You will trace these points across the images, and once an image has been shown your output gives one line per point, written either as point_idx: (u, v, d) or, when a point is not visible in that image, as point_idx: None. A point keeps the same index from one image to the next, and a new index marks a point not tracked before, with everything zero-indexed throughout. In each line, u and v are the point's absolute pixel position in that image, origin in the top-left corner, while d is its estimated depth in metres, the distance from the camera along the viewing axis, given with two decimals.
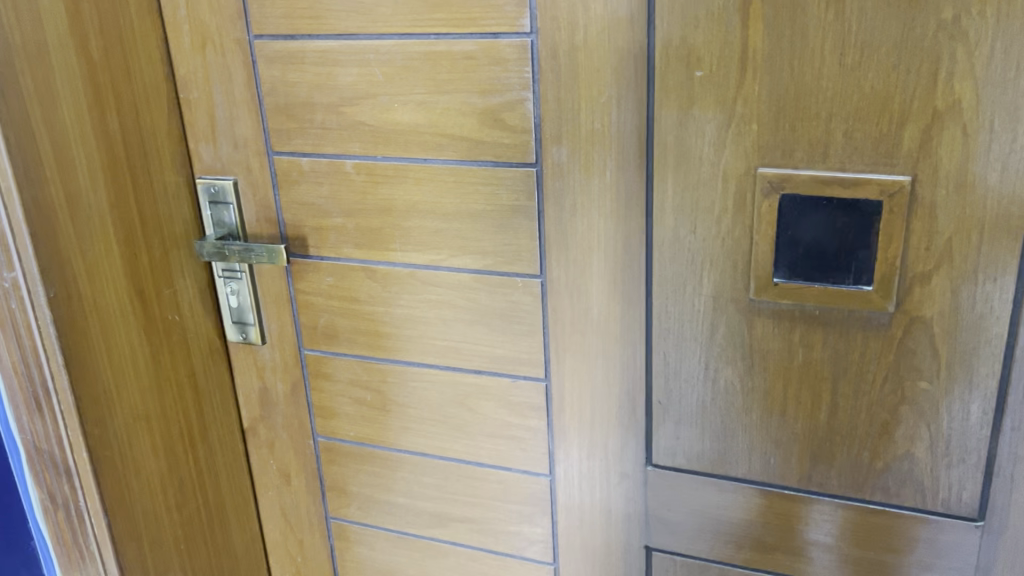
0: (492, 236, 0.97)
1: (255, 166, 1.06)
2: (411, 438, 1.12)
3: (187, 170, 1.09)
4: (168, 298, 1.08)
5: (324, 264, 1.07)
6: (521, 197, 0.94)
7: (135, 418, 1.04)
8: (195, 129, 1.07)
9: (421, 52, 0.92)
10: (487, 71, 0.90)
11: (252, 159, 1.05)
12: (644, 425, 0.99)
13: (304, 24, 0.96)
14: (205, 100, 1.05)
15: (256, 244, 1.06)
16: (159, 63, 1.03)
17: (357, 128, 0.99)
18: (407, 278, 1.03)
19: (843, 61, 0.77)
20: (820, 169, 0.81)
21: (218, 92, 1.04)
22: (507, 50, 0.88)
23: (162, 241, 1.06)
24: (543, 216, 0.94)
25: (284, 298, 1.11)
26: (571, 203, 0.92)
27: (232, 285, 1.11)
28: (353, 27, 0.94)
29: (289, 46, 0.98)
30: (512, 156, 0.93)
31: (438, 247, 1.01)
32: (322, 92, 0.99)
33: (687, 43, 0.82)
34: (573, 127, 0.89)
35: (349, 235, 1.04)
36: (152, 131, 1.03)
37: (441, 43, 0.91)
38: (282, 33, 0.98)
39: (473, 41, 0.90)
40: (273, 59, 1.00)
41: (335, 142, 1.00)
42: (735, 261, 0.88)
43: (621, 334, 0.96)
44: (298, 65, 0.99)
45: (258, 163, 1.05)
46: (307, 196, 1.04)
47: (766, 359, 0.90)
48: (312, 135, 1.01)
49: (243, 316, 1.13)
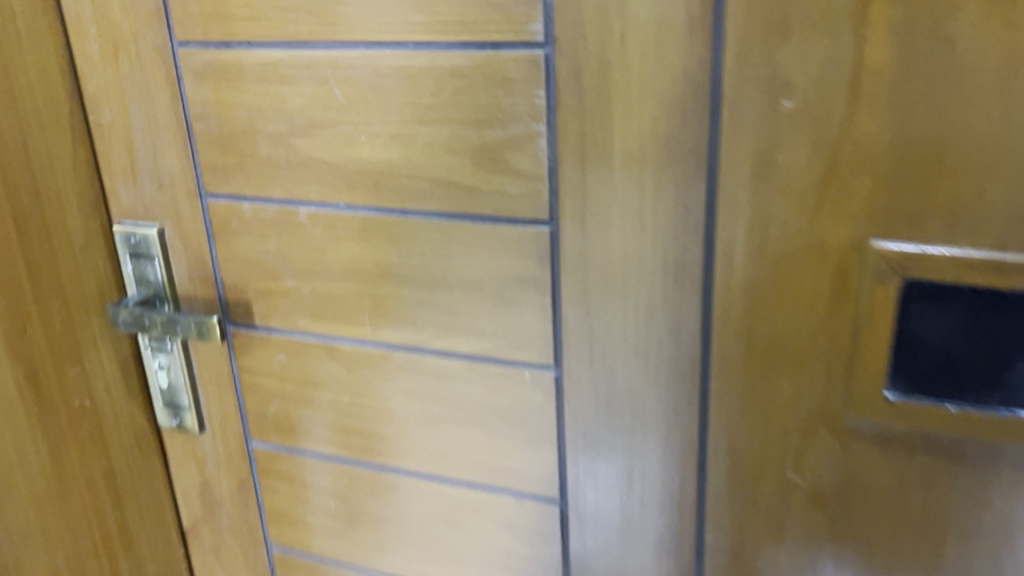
0: (491, 313, 0.73)
1: (186, 212, 0.81)
2: (388, 559, 0.87)
3: (103, 210, 0.85)
4: (73, 378, 0.83)
5: (274, 338, 0.83)
6: (529, 264, 0.70)
7: (30, 540, 0.79)
8: (111, 160, 0.82)
9: (395, 68, 0.67)
10: (485, 95, 0.65)
11: (182, 201, 0.81)
12: (692, 568, 0.74)
13: (242, 27, 0.72)
14: (123, 124, 0.80)
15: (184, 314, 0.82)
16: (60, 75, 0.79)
17: (313, 166, 0.74)
18: (379, 361, 0.79)
19: (1012, 92, 0.52)
20: (963, 246, 0.56)
21: (136, 114, 0.79)
22: (513, 66, 0.64)
23: (66, 306, 0.81)
24: (560, 291, 0.69)
25: (227, 378, 0.87)
26: (600, 276, 0.67)
27: (161, 358, 0.87)
28: (304, 32, 0.69)
29: (223, 58, 0.74)
30: (517, 210, 0.68)
31: (420, 325, 0.76)
32: (267, 118, 0.74)
33: (773, 59, 0.56)
34: (603, 175, 0.64)
35: (304, 303, 0.80)
36: (55, 167, 0.79)
37: (422, 55, 0.66)
38: (213, 38, 0.73)
39: (466, 54, 0.65)
40: (203, 73, 0.75)
41: (284, 184, 0.76)
42: (831, 366, 0.62)
43: (664, 451, 0.70)
44: (236, 82, 0.74)
45: (189, 207, 0.81)
46: (251, 252, 0.80)
47: (869, 500, 0.65)
48: (256, 175, 0.77)
49: (180, 396, 0.89)
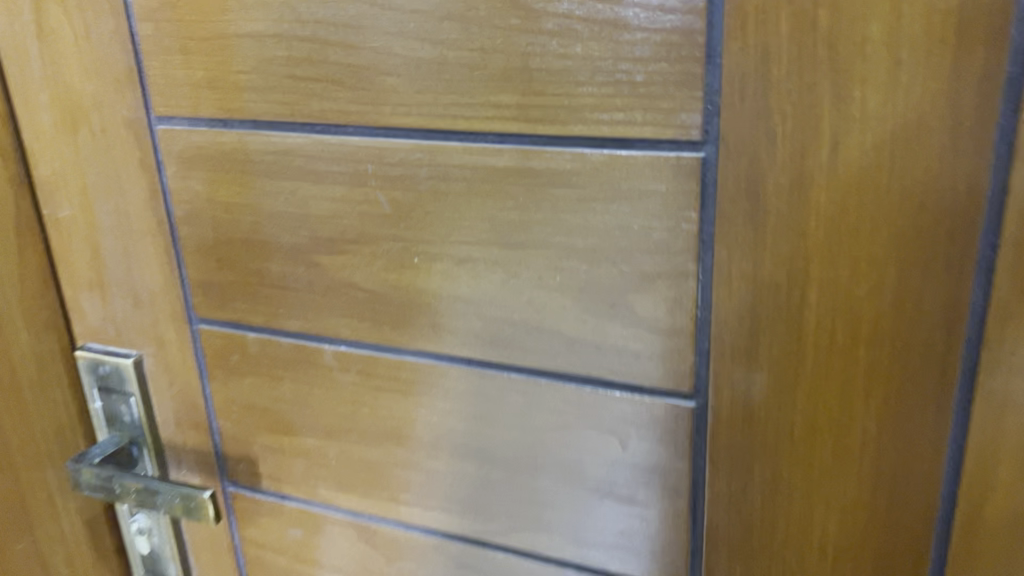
0: (596, 509, 0.50)
1: (172, 339, 0.60)
2: None
3: (63, 329, 0.64)
4: (20, 559, 0.62)
5: (287, 508, 0.61)
6: (658, 450, 0.47)
7: None
8: (72, 266, 0.62)
9: (466, 168, 0.47)
10: (601, 212, 0.44)
11: (166, 325, 0.60)
12: None
13: (246, 102, 0.51)
14: (88, 222, 0.60)
15: (165, 482, 0.61)
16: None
17: (342, 294, 0.53)
18: (431, 552, 0.57)
19: None
20: None
21: (104, 209, 0.59)
22: (647, 174, 0.42)
23: (10, 464, 0.60)
24: (704, 494, 0.47)
25: (226, 550, 0.66)
26: (769, 479, 0.45)
27: (140, 520, 0.67)
28: (334, 111, 0.49)
29: (219, 141, 0.53)
30: (645, 375, 0.46)
31: (491, 514, 0.54)
32: (279, 226, 0.53)
33: None
34: (786, 338, 0.42)
35: (329, 468, 0.58)
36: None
37: (507, 151, 0.45)
38: (204, 113, 0.52)
39: (574, 153, 0.44)
40: (191, 160, 0.54)
41: (303, 314, 0.54)
42: None
43: None
44: (236, 175, 0.53)
45: (176, 334, 0.60)
46: (257, 396, 0.59)
47: None
48: (264, 299, 0.55)
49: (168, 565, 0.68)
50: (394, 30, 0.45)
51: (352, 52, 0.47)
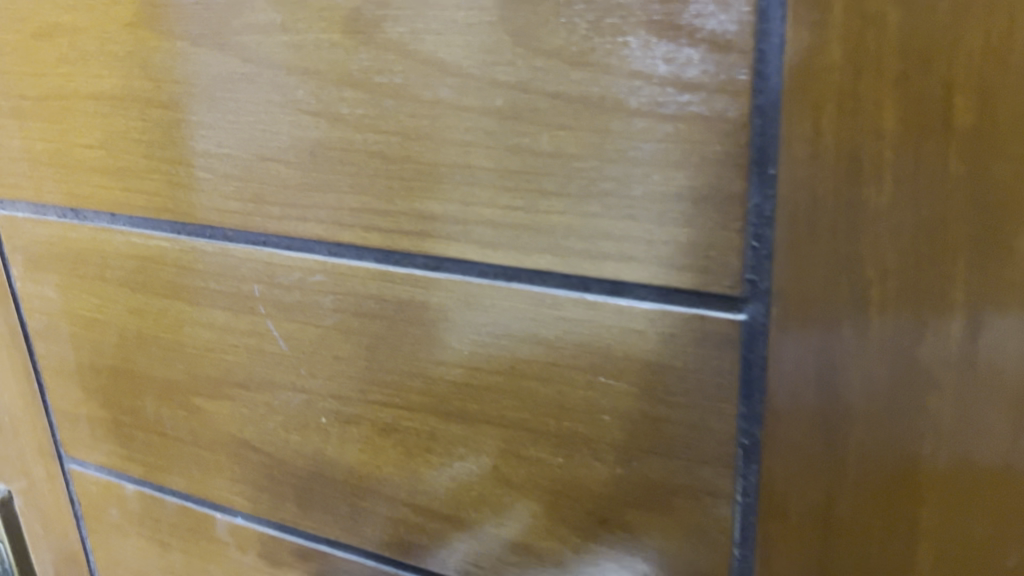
0: None
1: (42, 478, 0.46)
2: None
3: None
4: None
5: None
6: None
7: None
8: None
9: (387, 302, 0.31)
10: (581, 386, 0.28)
11: (34, 460, 0.46)
12: None
13: (98, 189, 0.36)
14: None
15: None
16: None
17: (234, 454, 0.38)
18: None
19: None
20: None
21: None
22: (653, 339, 0.26)
23: None
24: None
25: None
26: None
27: None
28: (205, 208, 0.33)
29: (69, 238, 0.38)
30: None
31: None
32: (152, 357, 0.38)
33: None
34: None
35: None
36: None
37: (443, 284, 0.30)
38: (49, 199, 0.38)
39: (540, 296, 0.28)
40: (39, 259, 0.39)
41: (188, 472, 0.40)
42: None
43: None
44: (93, 283, 0.38)
45: (45, 472, 0.46)
46: (143, 563, 0.44)
47: None
48: (141, 446, 0.41)
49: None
50: (277, 98, 0.30)
51: (224, 126, 0.31)
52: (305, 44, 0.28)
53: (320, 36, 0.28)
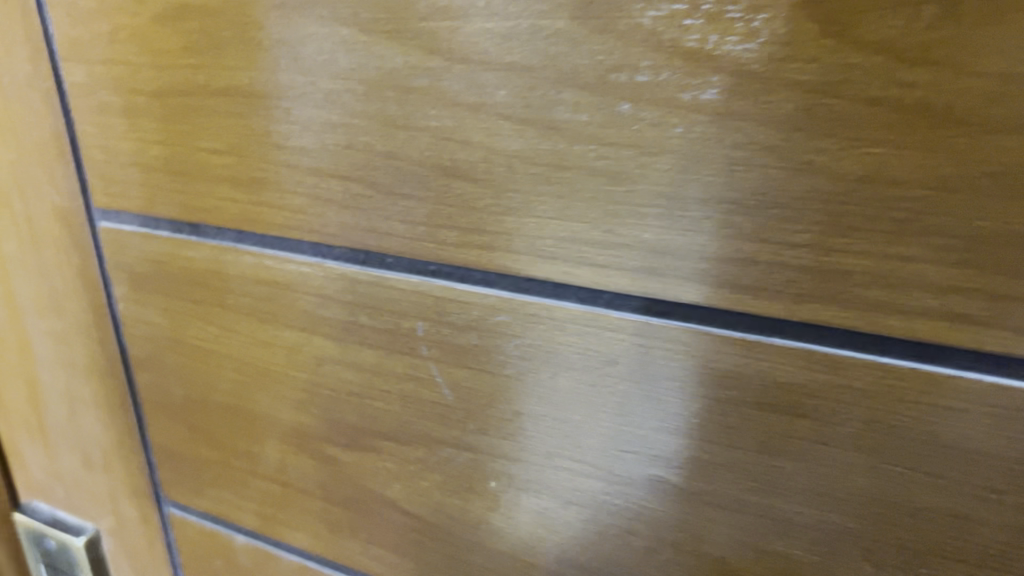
0: None
1: (134, 520, 0.41)
2: None
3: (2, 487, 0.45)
4: None
5: None
6: None
7: None
8: (5, 404, 0.43)
9: (589, 352, 0.25)
10: (857, 470, 0.23)
11: (126, 501, 0.41)
12: None
13: (225, 203, 0.30)
14: (22, 348, 0.40)
15: None
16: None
17: (373, 514, 0.32)
18: None
19: None
20: None
21: (37, 330, 0.39)
22: (973, 418, 0.21)
23: None
24: None
25: None
26: None
27: None
28: (363, 229, 0.28)
29: (185, 258, 0.32)
30: None
31: None
32: (277, 397, 0.33)
33: None
34: None
35: None
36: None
37: (669, 334, 0.24)
38: (161, 212, 0.32)
39: (810, 358, 0.22)
40: (146, 280, 0.34)
41: (313, 529, 0.34)
42: None
43: None
44: (211, 311, 0.33)
45: (138, 514, 0.41)
46: None
47: None
48: (255, 496, 0.35)
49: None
50: (470, 99, 0.24)
51: (394, 132, 0.26)
52: (516, 33, 0.23)
53: (540, 23, 0.22)
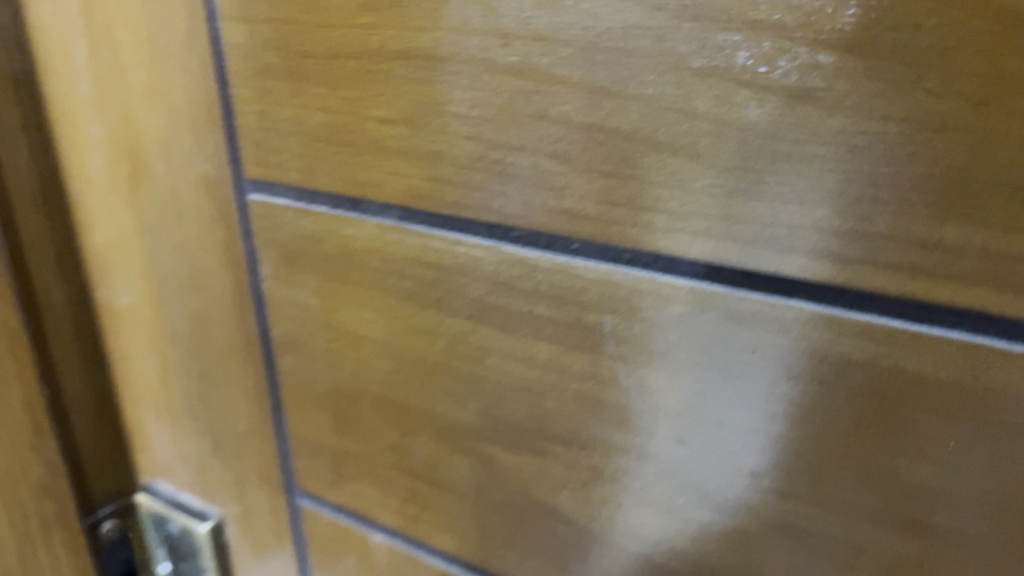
0: None
1: (262, 510, 0.39)
2: None
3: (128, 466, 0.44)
4: None
5: None
6: None
7: None
8: (134, 380, 0.41)
9: (819, 360, 0.22)
10: None
11: (254, 489, 0.39)
12: None
13: (393, 177, 0.28)
14: (156, 322, 0.39)
15: None
16: (42, 255, 0.38)
17: (535, 521, 0.30)
18: None
19: None
20: None
21: (173, 305, 0.38)
22: None
23: None
24: None
25: None
26: None
27: None
28: (551, 209, 0.25)
29: (344, 234, 0.31)
30: None
31: None
32: (434, 388, 0.31)
33: None
34: None
35: None
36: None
37: (926, 345, 0.20)
38: (322, 185, 0.30)
39: None
40: (299, 257, 0.32)
41: (463, 532, 0.32)
42: None
43: None
44: (368, 292, 0.31)
45: (266, 503, 0.39)
46: None
47: None
48: (403, 492, 0.33)
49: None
50: (701, 63, 0.21)
51: (599, 101, 0.23)
52: None
53: None
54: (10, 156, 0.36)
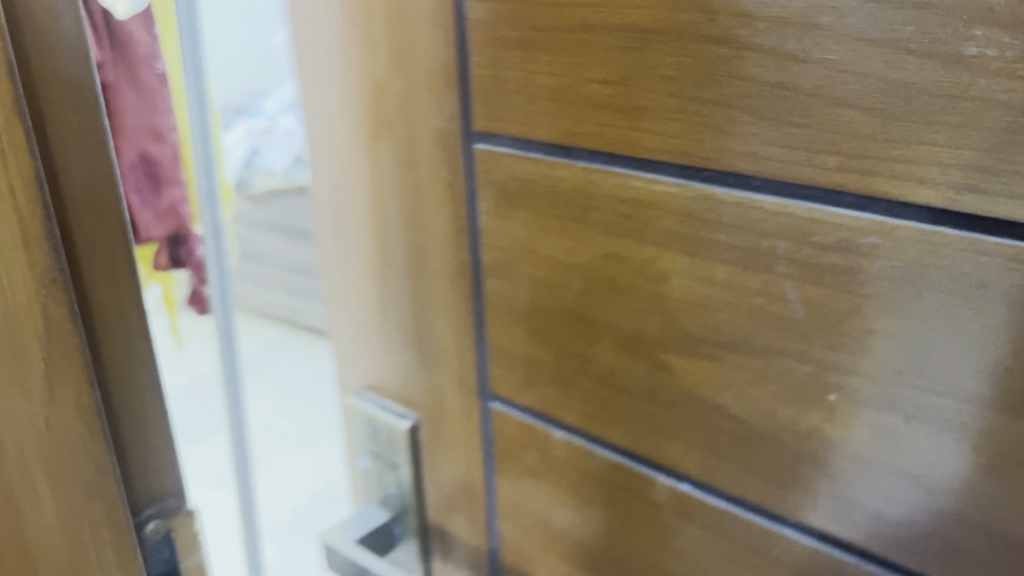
0: None
1: (456, 412, 0.47)
2: None
3: (345, 372, 0.53)
4: None
5: None
6: None
7: None
8: (355, 300, 0.50)
9: (961, 276, 0.28)
10: None
11: (451, 394, 0.47)
12: None
13: (602, 128, 0.35)
14: (379, 252, 0.47)
15: None
16: (111, 248, 0.30)
17: (700, 418, 0.36)
18: None
19: None
20: None
21: (396, 237, 0.46)
22: None
23: None
24: None
25: None
26: None
27: None
28: (738, 154, 0.31)
29: (556, 176, 0.38)
30: None
31: None
32: (621, 304, 0.37)
33: None
34: None
35: None
36: (79, 497, 0.30)
37: None
38: (540, 136, 0.37)
39: None
40: (513, 195, 0.40)
41: (635, 428, 0.39)
42: None
43: None
44: (570, 224, 0.38)
45: (461, 406, 0.47)
46: (552, 509, 0.44)
47: None
48: (585, 395, 0.40)
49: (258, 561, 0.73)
50: (876, 35, 0.27)
51: (788, 66, 0.29)
52: None
53: None
54: (60, 129, 0.28)
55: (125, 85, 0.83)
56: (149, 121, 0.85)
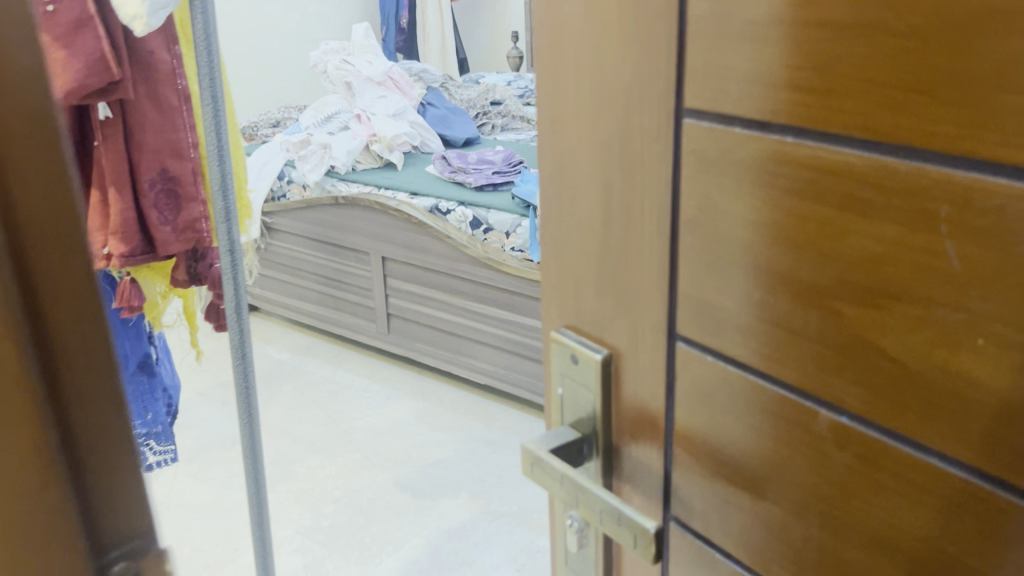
0: None
1: (647, 348, 0.55)
2: None
3: (554, 312, 0.63)
4: None
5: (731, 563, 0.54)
6: None
7: None
8: (568, 249, 0.60)
9: None
10: None
11: (644, 333, 0.55)
12: None
13: (798, 107, 0.42)
14: (592, 208, 0.56)
15: (600, 491, 0.54)
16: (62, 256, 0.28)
17: (862, 358, 0.42)
18: None
19: None
20: None
21: (609, 196, 0.55)
22: None
23: None
24: None
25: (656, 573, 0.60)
26: None
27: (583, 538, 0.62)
28: (913, 131, 0.37)
29: (754, 148, 0.45)
30: None
31: None
32: (799, 258, 0.44)
33: None
34: None
35: (791, 541, 0.49)
36: (39, 541, 0.28)
37: None
38: (744, 113, 0.45)
39: None
40: (715, 163, 0.47)
41: (803, 365, 0.45)
42: None
43: None
44: (763, 188, 0.45)
45: (652, 343, 0.55)
46: (723, 437, 0.51)
47: None
48: (761, 337, 0.47)
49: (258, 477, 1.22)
50: None
51: (962, 56, 0.35)
52: None
53: None
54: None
55: (146, 103, 1.21)
56: (170, 138, 1.25)
